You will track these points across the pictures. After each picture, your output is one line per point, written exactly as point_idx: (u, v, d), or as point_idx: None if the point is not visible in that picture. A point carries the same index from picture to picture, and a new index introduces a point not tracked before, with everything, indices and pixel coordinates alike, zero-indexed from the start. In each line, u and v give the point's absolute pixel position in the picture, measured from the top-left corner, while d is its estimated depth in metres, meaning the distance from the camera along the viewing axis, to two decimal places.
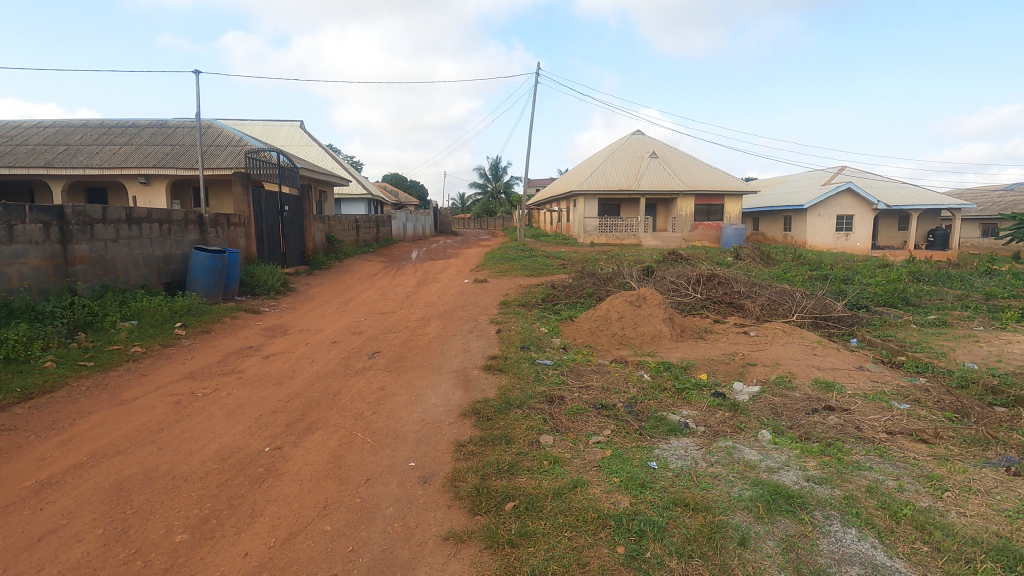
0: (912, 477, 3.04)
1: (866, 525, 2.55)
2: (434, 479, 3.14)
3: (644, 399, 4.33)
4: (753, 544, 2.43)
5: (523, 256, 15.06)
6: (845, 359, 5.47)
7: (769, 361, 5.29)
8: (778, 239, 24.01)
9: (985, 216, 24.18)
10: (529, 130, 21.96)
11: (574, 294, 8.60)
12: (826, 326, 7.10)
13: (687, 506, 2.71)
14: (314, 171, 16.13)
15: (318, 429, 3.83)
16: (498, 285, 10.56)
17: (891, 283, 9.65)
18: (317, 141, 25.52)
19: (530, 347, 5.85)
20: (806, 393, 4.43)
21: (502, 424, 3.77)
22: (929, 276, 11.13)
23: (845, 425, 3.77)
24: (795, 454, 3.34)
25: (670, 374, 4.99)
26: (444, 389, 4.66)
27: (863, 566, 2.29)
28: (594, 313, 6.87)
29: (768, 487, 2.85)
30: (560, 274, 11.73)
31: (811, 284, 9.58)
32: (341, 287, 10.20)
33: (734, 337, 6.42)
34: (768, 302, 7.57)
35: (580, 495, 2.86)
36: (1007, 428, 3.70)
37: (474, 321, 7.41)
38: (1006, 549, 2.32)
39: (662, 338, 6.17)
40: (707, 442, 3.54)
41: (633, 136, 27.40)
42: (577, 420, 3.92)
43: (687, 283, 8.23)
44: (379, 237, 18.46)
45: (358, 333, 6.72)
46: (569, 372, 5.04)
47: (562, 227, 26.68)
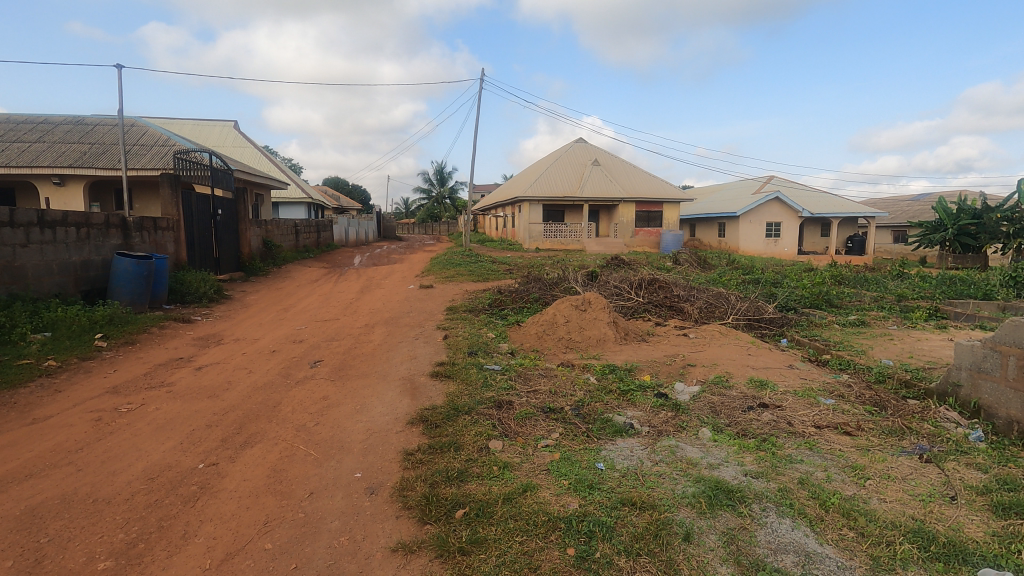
0: (838, 468, 3.24)
1: (800, 514, 2.70)
2: (381, 490, 3.06)
3: (591, 401, 4.41)
4: (697, 538, 2.52)
5: (470, 261, 15.04)
6: (777, 358, 5.78)
7: (708, 362, 5.52)
8: (713, 245, 25.11)
9: (896, 224, 26.28)
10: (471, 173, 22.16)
11: (521, 299, 8.66)
12: (760, 327, 7.47)
13: (634, 505, 2.77)
14: (250, 172, 15.53)
15: (257, 442, 3.67)
16: (444, 291, 10.48)
17: (817, 286, 10.31)
18: (252, 142, 24.51)
19: (477, 353, 5.84)
20: (742, 391, 4.64)
21: (451, 431, 3.73)
22: (849, 279, 11.95)
23: (778, 421, 3.98)
24: (733, 450, 3.50)
25: (615, 376, 5.12)
26: (390, 397, 4.56)
27: (797, 554, 2.41)
28: (540, 317, 6.96)
29: (709, 483, 2.96)
30: (507, 279, 11.82)
31: (744, 287, 10.10)
32: (280, 294, 9.81)
33: (675, 339, 6.67)
34: (706, 305, 7.90)
35: (530, 499, 2.87)
36: (920, 419, 3.99)
37: (420, 327, 7.32)
38: (921, 532, 2.51)
39: (607, 341, 6.31)
40: (651, 441, 3.65)
41: (576, 143, 27.96)
42: (526, 424, 3.95)
43: (630, 287, 8.49)
44: (321, 242, 17.93)
45: (298, 342, 6.48)
46: (517, 377, 5.06)
47: (507, 232, 26.89)
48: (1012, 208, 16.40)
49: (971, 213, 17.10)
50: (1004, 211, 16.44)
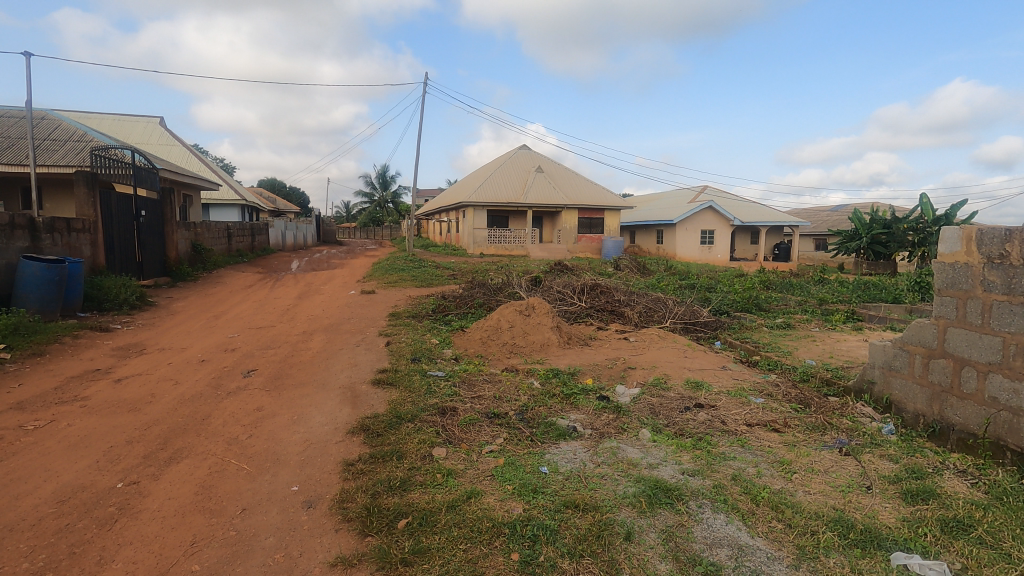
0: (768, 463, 3.41)
1: (733, 509, 2.81)
2: (319, 503, 2.95)
3: (535, 406, 4.44)
4: (637, 537, 2.58)
5: (414, 266, 14.83)
6: (711, 360, 6.03)
7: (648, 364, 5.68)
8: (652, 252, 25.97)
9: (817, 232, 28.14)
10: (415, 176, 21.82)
11: (465, 305, 8.62)
12: (695, 330, 7.78)
13: (577, 507, 2.81)
14: (178, 171, 14.69)
15: (184, 457, 3.45)
16: (387, 296, 10.29)
17: (747, 290, 10.87)
18: (181, 140, 23.22)
19: (421, 359, 5.76)
20: (679, 392, 4.81)
21: (393, 439, 3.65)
22: (776, 284, 12.68)
23: (713, 420, 4.15)
24: (671, 449, 3.61)
25: (558, 380, 5.18)
26: (329, 406, 4.41)
27: (730, 547, 2.51)
28: (484, 322, 6.95)
29: (649, 483, 3.04)
30: (451, 285, 11.75)
31: (681, 292, 10.50)
32: (211, 301, 9.31)
33: (616, 342, 6.84)
34: (645, 309, 8.14)
35: (475, 506, 2.85)
36: (839, 415, 4.27)
37: (362, 334, 7.14)
38: (841, 521, 2.68)
39: (551, 346, 6.38)
40: (594, 443, 3.71)
41: (520, 149, 28.20)
42: (471, 430, 3.92)
43: (572, 292, 8.64)
44: (255, 246, 17.18)
45: (231, 351, 6.17)
46: (461, 383, 5.01)
47: (451, 238, 26.75)
48: (918, 219, 17.84)
49: (883, 223, 18.60)
50: (911, 221, 17.88)
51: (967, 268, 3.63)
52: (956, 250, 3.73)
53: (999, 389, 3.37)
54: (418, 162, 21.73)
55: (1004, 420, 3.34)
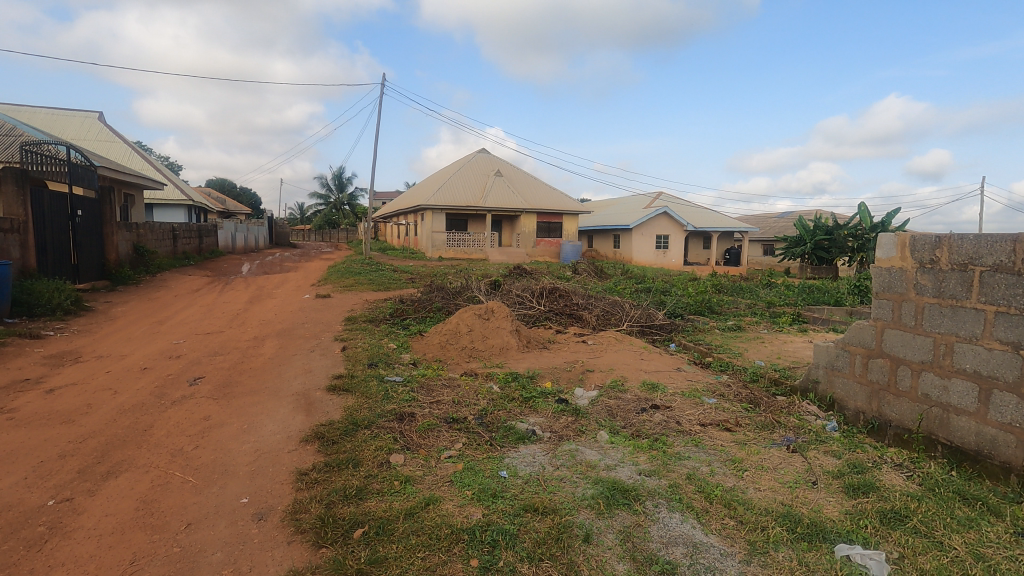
0: (720, 462, 3.52)
1: (687, 508, 2.88)
2: (271, 514, 2.84)
3: (494, 410, 4.42)
4: (596, 539, 2.61)
5: (371, 270, 14.57)
6: (666, 362, 6.17)
7: (605, 367, 5.77)
8: (609, 256, 26.41)
9: (765, 238, 29.29)
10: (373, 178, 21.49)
11: (423, 309, 8.53)
12: (651, 333, 7.95)
13: (536, 511, 2.81)
14: (119, 170, 13.96)
15: (124, 471, 3.27)
16: (343, 300, 10.07)
17: (700, 294, 11.20)
18: (122, 137, 22.12)
19: (378, 364, 5.65)
20: (636, 394, 4.90)
21: (349, 447, 3.56)
22: (727, 288, 13.12)
23: (668, 421, 4.24)
24: (628, 450, 3.67)
25: (518, 384, 5.18)
26: (282, 414, 4.27)
27: (685, 545, 2.57)
28: (443, 326, 6.90)
29: (607, 484, 3.07)
30: (409, 288, 11.61)
31: (637, 296, 10.72)
32: (154, 306, 8.88)
33: (574, 345, 6.90)
34: (602, 313, 8.26)
35: (433, 513, 2.81)
36: (787, 413, 4.44)
37: (317, 339, 6.96)
38: (790, 516, 2.78)
39: (510, 349, 6.38)
40: (553, 446, 3.73)
41: (479, 153, 28.18)
42: (429, 436, 3.87)
43: (531, 296, 8.68)
44: (203, 248, 16.51)
45: (176, 357, 5.90)
46: (419, 388, 4.95)
47: (409, 241, 26.46)
48: (856, 226, 18.91)
49: (825, 230, 19.37)
50: (850, 228, 18.92)
51: (902, 272, 3.85)
52: (891, 255, 3.94)
53: (931, 386, 3.58)
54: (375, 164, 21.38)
55: (936, 415, 3.55)
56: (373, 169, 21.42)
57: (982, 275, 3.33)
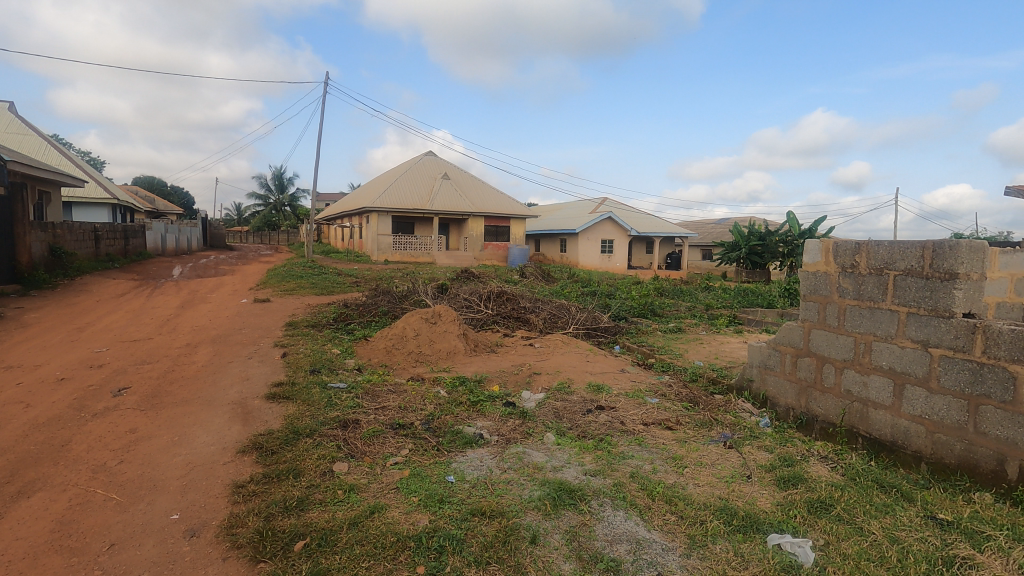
0: (662, 459, 3.63)
1: (631, 506, 2.95)
2: (204, 530, 2.70)
3: (441, 415, 4.38)
4: (543, 540, 2.63)
5: (313, 273, 14.15)
6: (611, 363, 6.31)
7: (552, 369, 5.84)
8: (555, 259, 26.75)
9: (704, 243, 30.54)
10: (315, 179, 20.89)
11: (368, 313, 8.35)
12: (597, 335, 8.12)
13: (484, 514, 2.81)
14: (33, 165, 12.94)
15: (37, 490, 3.02)
16: (283, 305, 9.71)
17: (643, 297, 11.55)
18: (37, 130, 20.52)
19: (321, 371, 5.49)
20: (582, 396, 4.99)
21: (290, 457, 3.44)
22: (669, 291, 13.58)
23: (613, 421, 4.34)
24: (574, 451, 3.72)
25: (465, 388, 5.15)
26: (216, 424, 4.07)
27: (629, 542, 2.64)
28: (388, 331, 6.78)
29: (553, 485, 3.11)
30: (353, 292, 11.35)
31: (583, 299, 10.93)
32: (74, 312, 8.27)
33: (521, 348, 6.95)
34: (549, 316, 8.36)
35: (378, 521, 2.75)
36: (724, 410, 4.64)
37: (255, 345, 6.68)
38: (726, 509, 2.90)
39: (457, 353, 6.33)
40: (500, 450, 3.74)
41: (426, 156, 27.92)
42: (374, 442, 3.79)
43: (479, 299, 8.67)
44: (129, 250, 15.52)
45: (97, 367, 5.51)
46: (364, 394, 4.83)
47: (354, 244, 25.85)
48: (786, 232, 20.01)
49: (758, 236, 20.37)
50: (781, 234, 19.98)
51: (827, 276, 4.10)
52: (817, 260, 4.19)
53: (853, 382, 3.84)
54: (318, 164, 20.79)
55: (857, 409, 3.81)
56: (316, 169, 20.82)
57: (896, 279, 3.59)
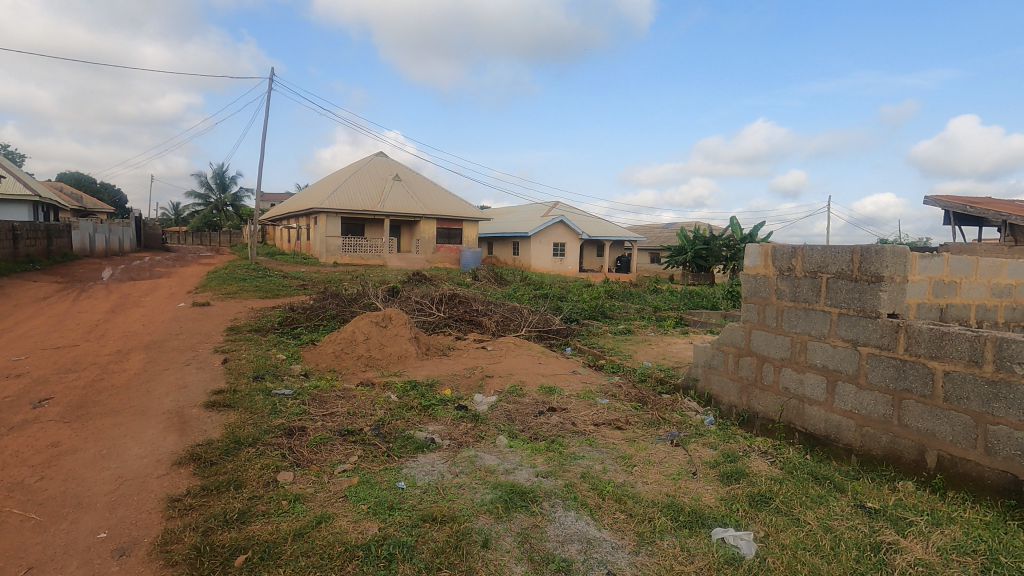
0: (612, 459, 3.69)
1: (582, 505, 2.99)
2: (135, 549, 2.54)
3: (391, 420, 4.30)
4: (494, 543, 2.62)
5: (257, 276, 13.63)
6: (562, 365, 6.38)
7: (504, 372, 5.83)
8: (508, 262, 26.84)
9: (652, 247, 31.39)
10: (259, 177, 20.11)
11: (316, 317, 8.11)
12: (549, 337, 8.19)
13: (435, 520, 2.77)
14: None
15: None
16: (224, 309, 9.31)
17: (594, 300, 11.74)
18: None
19: (265, 377, 5.28)
20: (533, 398, 5.02)
21: (231, 467, 3.29)
22: (618, 293, 13.88)
23: (564, 422, 4.38)
24: (526, 453, 3.73)
25: (416, 392, 5.08)
26: (149, 436, 3.84)
27: (580, 542, 2.66)
28: (337, 335, 6.61)
29: (505, 488, 3.10)
30: (300, 296, 11.01)
31: (535, 302, 11.01)
32: None
33: (474, 351, 6.92)
34: (501, 318, 8.37)
35: (325, 531, 2.67)
36: (671, 409, 4.77)
37: (193, 351, 6.36)
38: (673, 506, 2.98)
39: (409, 357, 6.23)
40: (452, 454, 3.70)
41: (376, 156, 27.45)
42: (321, 450, 3.68)
43: (431, 302, 8.58)
44: (52, 251, 14.49)
45: (15, 377, 5.10)
46: (311, 401, 4.68)
47: (301, 245, 25.07)
48: (728, 237, 20.82)
49: (703, 240, 21.11)
50: (724, 239, 20.79)
51: (766, 279, 4.29)
52: (757, 263, 4.38)
53: (790, 380, 4.03)
54: (263, 162, 20.04)
55: (794, 406, 4.00)
56: (260, 168, 20.04)
57: (829, 281, 3.79)
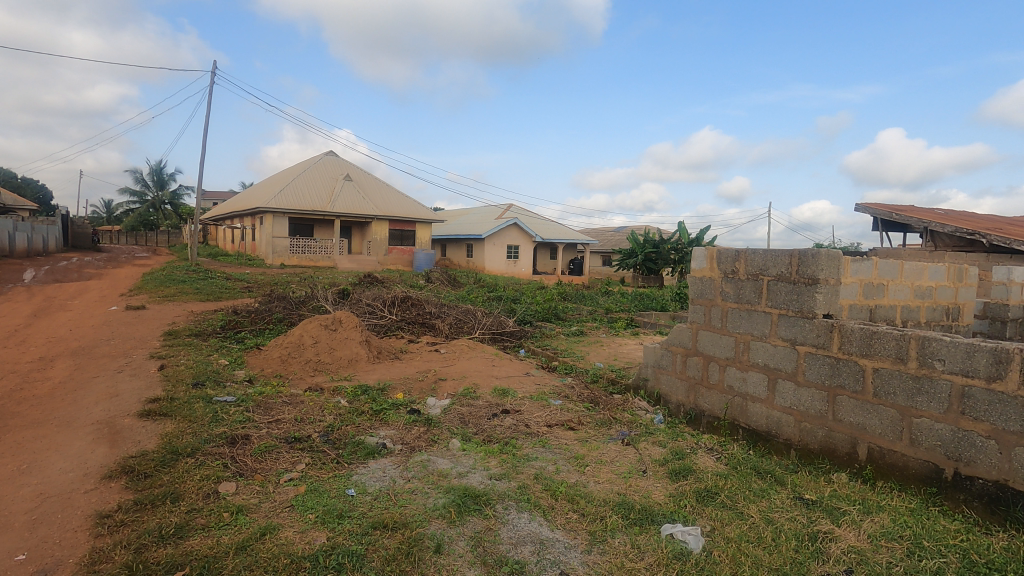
0: (565, 460, 3.72)
1: (535, 507, 3.00)
2: (57, 571, 2.36)
3: (341, 425, 4.19)
4: (447, 548, 2.59)
5: (198, 278, 13.03)
6: (516, 367, 6.40)
7: (457, 375, 5.79)
8: (462, 264, 26.72)
9: (604, 250, 31.99)
10: (201, 174, 19.20)
11: (261, 320, 7.81)
12: (502, 339, 8.19)
13: (386, 527, 2.71)
14: None
15: None
16: (161, 312, 8.83)
17: (547, 302, 11.86)
18: None
19: (205, 384, 5.03)
20: (487, 400, 5.00)
21: (167, 480, 3.11)
22: (571, 295, 14.06)
23: (518, 424, 4.39)
24: (479, 456, 3.72)
25: (367, 397, 4.97)
26: (76, 448, 3.59)
27: (532, 543, 2.67)
28: (284, 339, 6.40)
29: (458, 492, 3.08)
30: (244, 298, 10.60)
31: (489, 304, 11.01)
32: None
33: (427, 354, 6.84)
34: (454, 321, 8.31)
35: (270, 543, 2.56)
36: (622, 409, 4.86)
37: (126, 357, 6.00)
38: (624, 504, 3.03)
39: (359, 361, 6.09)
40: (404, 459, 3.64)
41: (326, 155, 26.77)
42: (266, 458, 3.54)
43: (383, 305, 8.43)
44: None
45: None
46: (255, 407, 4.50)
47: (246, 246, 24.13)
48: (677, 241, 21.49)
49: (652, 244, 21.70)
50: (672, 242, 21.45)
51: (711, 281, 4.44)
52: (703, 266, 4.52)
53: (734, 378, 4.18)
54: (204, 159, 19.15)
55: (737, 403, 4.15)
56: (201, 164, 19.14)
57: (769, 284, 3.96)
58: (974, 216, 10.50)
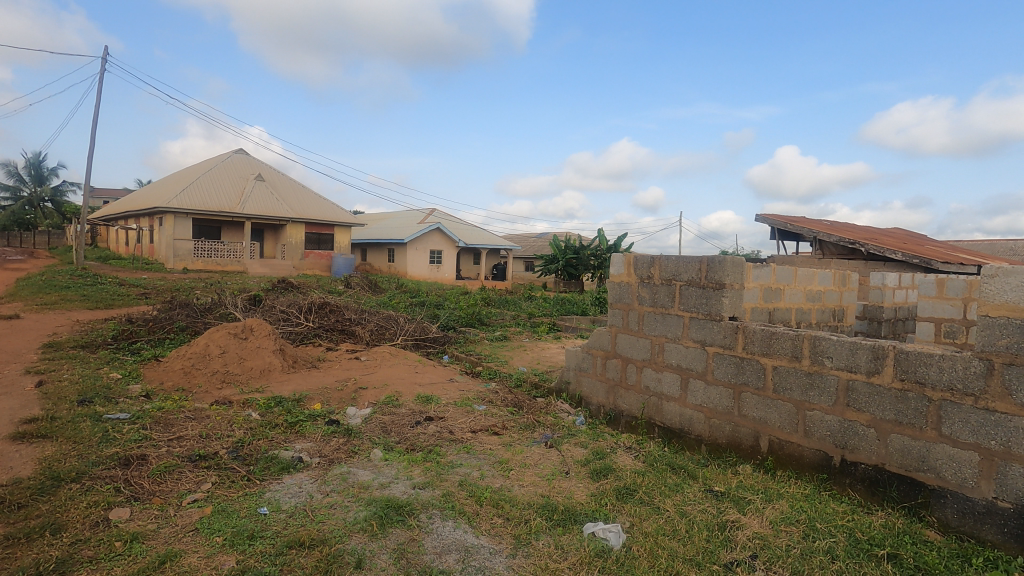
0: (489, 465, 3.72)
1: (459, 514, 2.97)
2: None
3: (253, 440, 3.94)
4: (369, 562, 2.50)
5: (85, 283, 11.81)
6: (439, 373, 6.31)
7: (379, 383, 5.62)
8: (383, 269, 26.09)
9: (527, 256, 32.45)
10: (88, 169, 17.42)
11: (160, 330, 7.20)
12: (426, 346, 8.07)
13: (302, 545, 2.57)
14: None
15: None
16: (40, 322, 7.91)
17: (471, 307, 11.84)
18: None
19: (94, 400, 4.56)
20: (410, 408, 4.90)
21: (47, 510, 2.78)
22: (495, 301, 14.13)
23: (442, 431, 4.33)
24: (402, 466, 3.63)
25: (281, 409, 4.71)
26: None
27: (457, 551, 2.64)
28: (187, 349, 5.93)
29: (380, 503, 2.98)
30: (140, 306, 9.72)
31: (412, 310, 10.82)
32: None
33: (346, 362, 6.60)
34: (376, 327, 8.08)
35: (170, 572, 2.35)
36: (545, 412, 4.93)
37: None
38: (548, 506, 3.08)
39: (273, 371, 5.76)
40: (321, 472, 3.48)
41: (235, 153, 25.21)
42: (167, 479, 3.26)
43: (298, 312, 8.05)
44: None
45: None
46: (154, 424, 4.13)
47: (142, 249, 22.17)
48: (596, 247, 22.19)
49: (573, 250, 22.29)
50: (592, 249, 22.13)
51: (629, 285, 4.62)
52: (621, 271, 4.69)
53: (650, 379, 4.37)
54: (93, 152, 17.40)
55: (653, 403, 4.35)
56: (89, 157, 17.37)
57: (681, 288, 4.19)
58: (854, 228, 11.68)
